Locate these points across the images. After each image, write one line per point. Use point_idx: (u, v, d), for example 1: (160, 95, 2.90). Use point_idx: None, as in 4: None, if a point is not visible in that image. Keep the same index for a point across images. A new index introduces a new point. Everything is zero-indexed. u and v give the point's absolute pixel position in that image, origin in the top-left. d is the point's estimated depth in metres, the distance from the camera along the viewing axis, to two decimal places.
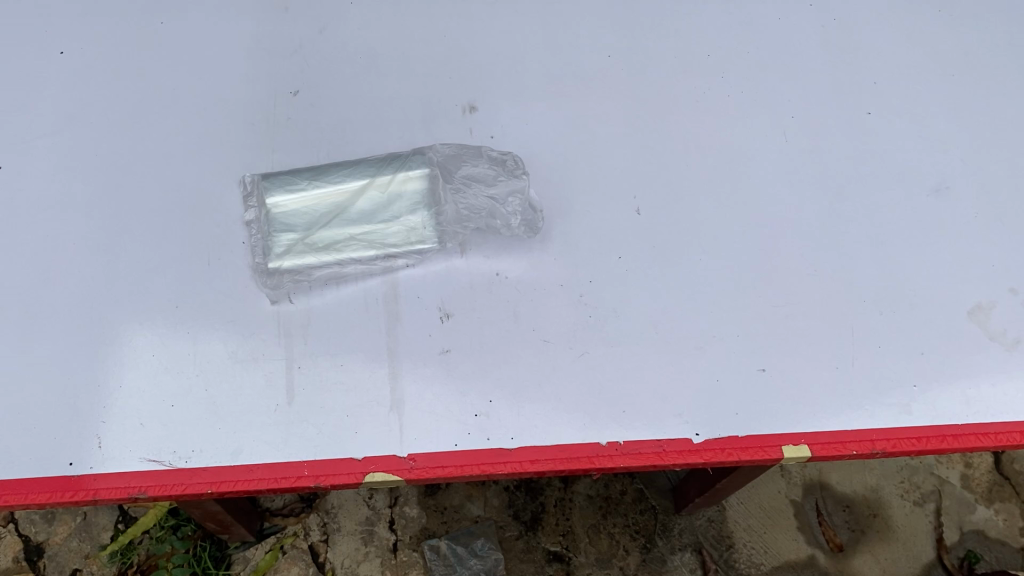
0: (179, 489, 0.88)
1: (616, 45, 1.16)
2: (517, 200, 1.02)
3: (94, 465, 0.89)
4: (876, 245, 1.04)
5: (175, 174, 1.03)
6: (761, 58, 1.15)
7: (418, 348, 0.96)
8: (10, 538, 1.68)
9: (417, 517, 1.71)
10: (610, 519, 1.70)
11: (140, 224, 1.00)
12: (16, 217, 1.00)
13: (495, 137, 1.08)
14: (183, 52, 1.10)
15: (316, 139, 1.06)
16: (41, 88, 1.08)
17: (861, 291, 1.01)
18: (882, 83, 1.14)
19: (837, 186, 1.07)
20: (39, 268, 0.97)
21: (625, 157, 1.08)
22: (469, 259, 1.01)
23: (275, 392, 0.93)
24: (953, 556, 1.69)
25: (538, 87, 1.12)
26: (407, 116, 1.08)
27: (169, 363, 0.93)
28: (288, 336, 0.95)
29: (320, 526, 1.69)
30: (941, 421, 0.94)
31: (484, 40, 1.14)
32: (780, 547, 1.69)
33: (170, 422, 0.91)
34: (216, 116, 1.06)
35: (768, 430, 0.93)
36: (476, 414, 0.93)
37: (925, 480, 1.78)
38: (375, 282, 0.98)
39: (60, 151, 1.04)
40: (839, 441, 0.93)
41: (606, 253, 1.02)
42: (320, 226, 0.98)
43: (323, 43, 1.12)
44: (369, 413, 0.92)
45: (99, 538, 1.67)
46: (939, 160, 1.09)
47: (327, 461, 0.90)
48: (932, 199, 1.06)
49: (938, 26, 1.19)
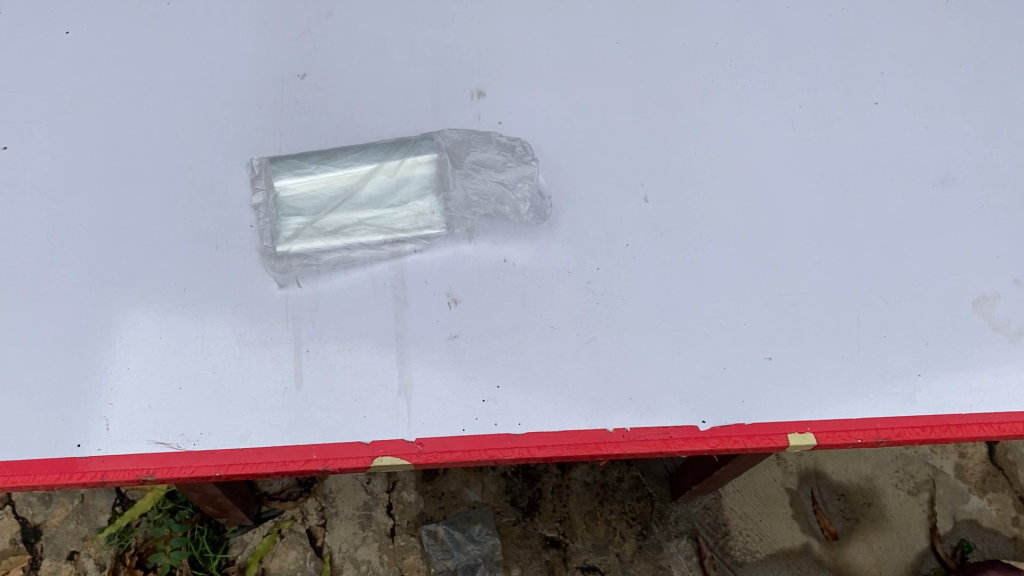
0: (187, 472, 0.88)
1: (625, 32, 1.15)
2: (527, 185, 1.03)
3: (102, 447, 0.89)
4: (882, 235, 1.04)
5: (182, 156, 1.02)
6: (769, 47, 1.15)
7: (425, 333, 0.96)
8: (7, 520, 1.68)
9: (415, 502, 1.71)
10: (607, 505, 1.71)
11: (147, 206, 0.99)
12: (21, 197, 0.99)
13: (503, 123, 1.08)
14: (189, 33, 1.10)
15: (323, 123, 1.05)
16: (46, 68, 1.07)
17: (867, 281, 1.01)
18: (889, 73, 1.14)
19: (844, 176, 1.07)
20: (44, 250, 0.97)
21: (633, 145, 1.08)
22: (476, 244, 1.01)
23: (284, 376, 0.93)
24: (946, 545, 1.71)
25: (546, 72, 1.11)
26: (415, 100, 1.08)
27: (176, 346, 0.93)
28: (295, 320, 0.95)
29: (318, 510, 1.69)
30: (944, 410, 0.95)
31: (492, 25, 1.14)
32: (775, 535, 1.70)
33: (178, 405, 0.91)
34: (224, 98, 1.06)
35: (774, 418, 0.94)
36: (484, 400, 0.93)
37: (919, 470, 1.79)
38: (383, 266, 0.98)
39: (65, 132, 1.03)
40: (843, 430, 0.93)
41: (613, 241, 1.02)
42: (328, 210, 0.97)
43: (330, 27, 1.12)
44: (377, 397, 0.92)
45: (96, 521, 1.67)
46: (945, 151, 1.09)
47: (335, 445, 0.90)
48: (938, 190, 1.07)
49: (945, 17, 1.19)
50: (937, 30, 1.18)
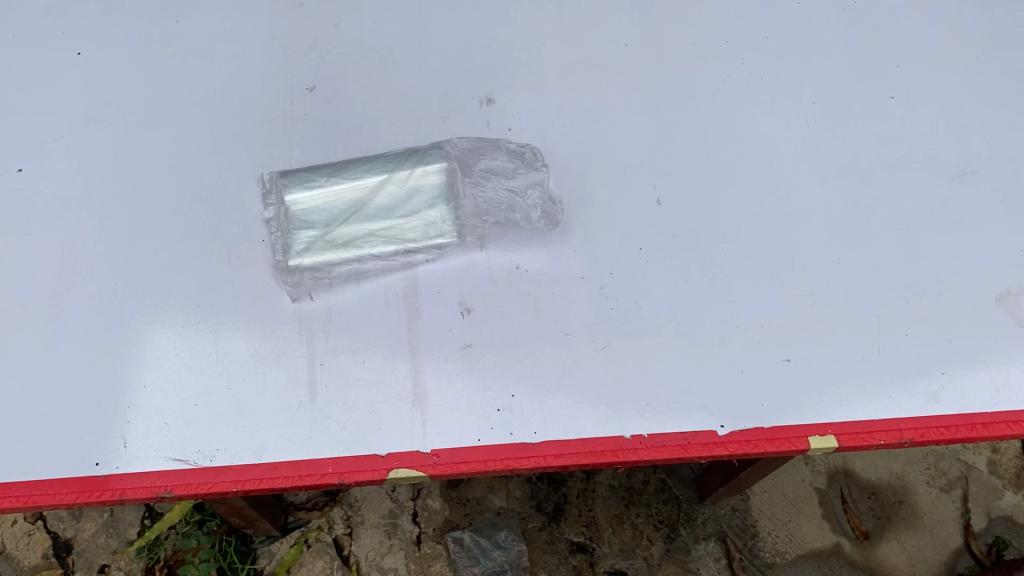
0: (204, 489, 0.89)
1: (634, 33, 1.14)
2: (537, 192, 1.02)
3: (121, 465, 0.89)
4: (901, 231, 1.02)
5: (193, 172, 1.02)
6: (782, 45, 1.13)
7: (439, 343, 0.95)
8: (38, 535, 1.70)
9: (440, 510, 1.71)
10: (633, 509, 1.70)
11: (160, 223, 1.00)
12: (35, 217, 1.00)
13: (513, 129, 1.08)
14: (197, 49, 1.09)
15: (334, 135, 1.05)
16: (54, 87, 1.06)
17: (885, 278, 0.99)
18: (904, 66, 1.12)
19: (861, 174, 1.05)
20: (62, 269, 0.97)
21: (644, 148, 1.06)
22: (488, 253, 1.00)
23: (298, 389, 0.93)
24: (980, 542, 1.68)
25: (556, 77, 1.10)
26: (424, 109, 1.08)
27: (192, 362, 0.93)
28: (309, 333, 0.95)
29: (344, 519, 1.70)
30: (969, 409, 0.93)
31: (500, 29, 1.12)
32: (804, 535, 1.67)
33: (194, 421, 0.91)
34: (233, 113, 1.06)
35: (794, 421, 0.92)
36: (498, 409, 0.93)
37: (951, 466, 1.76)
38: (395, 278, 0.98)
39: (77, 151, 1.03)
40: (866, 431, 0.92)
41: (627, 245, 1.01)
42: (339, 223, 0.98)
43: (337, 38, 1.11)
44: (392, 408, 0.93)
45: (126, 534, 1.69)
46: (963, 144, 1.07)
47: (351, 458, 0.90)
48: (958, 183, 1.05)
49: (961, 7, 1.16)
50: (953, 21, 1.15)
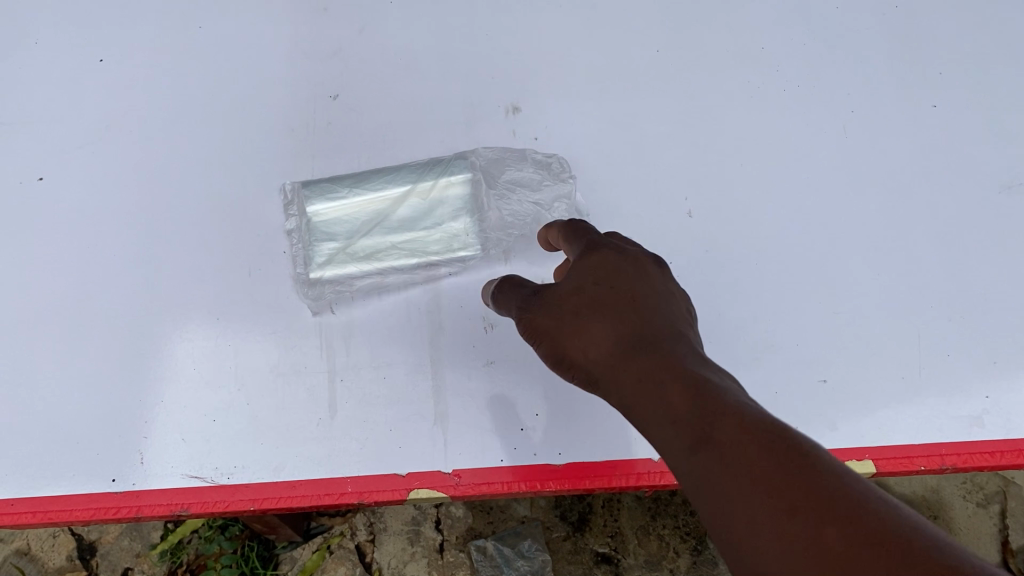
0: (222, 507, 0.87)
1: (665, 39, 1.10)
2: (563, 205, 1.01)
3: (137, 482, 0.88)
4: (943, 247, 0.98)
5: (214, 182, 1.00)
6: (818, 51, 1.10)
7: (462, 359, 0.93)
8: (62, 537, 1.70)
9: (463, 518, 1.69)
10: (659, 520, 1.67)
11: (179, 234, 0.98)
12: (55, 228, 0.98)
13: (540, 138, 1.05)
14: (217, 56, 1.07)
15: (357, 144, 1.03)
16: (74, 95, 1.05)
17: (926, 296, 0.96)
18: (947, 73, 1.08)
19: (901, 188, 1.02)
20: (81, 282, 0.96)
21: (676, 158, 1.03)
22: (513, 265, 0.98)
23: (318, 406, 0.91)
24: (1019, 560, 1.63)
25: (584, 85, 1.07)
26: (449, 118, 1.05)
27: (211, 377, 0.92)
28: (330, 348, 0.94)
29: (367, 526, 1.68)
30: (1016, 433, 0.90)
31: (527, 35, 1.09)
32: None
33: (212, 438, 0.90)
34: (254, 122, 1.03)
35: (830, 444, 0.91)
36: (522, 429, 0.90)
37: (989, 481, 1.70)
38: (417, 291, 0.96)
39: (97, 161, 1.01)
40: (905, 456, 0.90)
41: (656, 258, 0.98)
42: (361, 235, 0.97)
43: (360, 45, 1.08)
44: (413, 427, 0.90)
45: (149, 537, 1.69)
46: (1009, 155, 1.03)
47: (371, 477, 0.88)
48: (1002, 196, 1.01)
49: (1008, 11, 1.12)
50: (999, 26, 1.11)
